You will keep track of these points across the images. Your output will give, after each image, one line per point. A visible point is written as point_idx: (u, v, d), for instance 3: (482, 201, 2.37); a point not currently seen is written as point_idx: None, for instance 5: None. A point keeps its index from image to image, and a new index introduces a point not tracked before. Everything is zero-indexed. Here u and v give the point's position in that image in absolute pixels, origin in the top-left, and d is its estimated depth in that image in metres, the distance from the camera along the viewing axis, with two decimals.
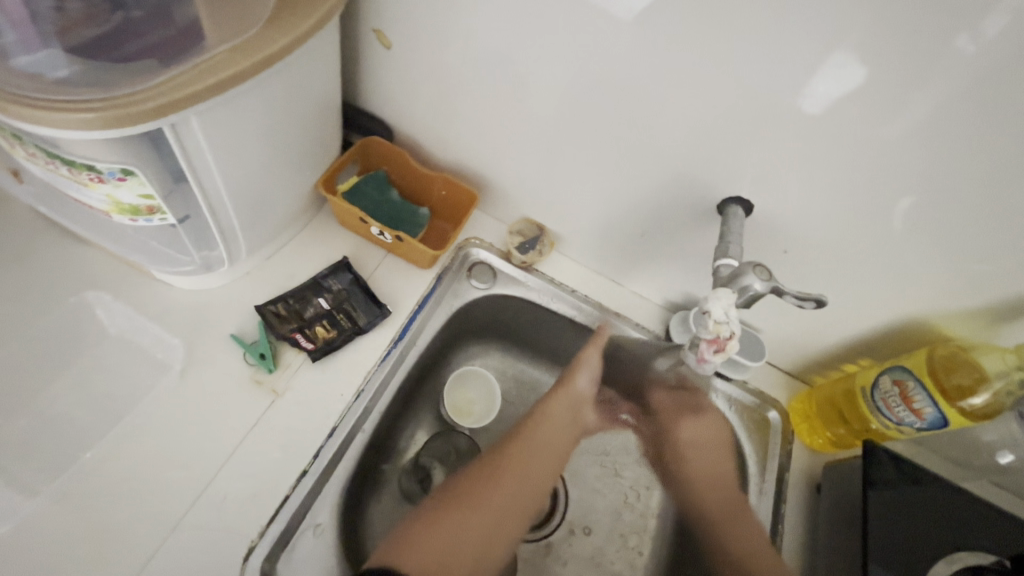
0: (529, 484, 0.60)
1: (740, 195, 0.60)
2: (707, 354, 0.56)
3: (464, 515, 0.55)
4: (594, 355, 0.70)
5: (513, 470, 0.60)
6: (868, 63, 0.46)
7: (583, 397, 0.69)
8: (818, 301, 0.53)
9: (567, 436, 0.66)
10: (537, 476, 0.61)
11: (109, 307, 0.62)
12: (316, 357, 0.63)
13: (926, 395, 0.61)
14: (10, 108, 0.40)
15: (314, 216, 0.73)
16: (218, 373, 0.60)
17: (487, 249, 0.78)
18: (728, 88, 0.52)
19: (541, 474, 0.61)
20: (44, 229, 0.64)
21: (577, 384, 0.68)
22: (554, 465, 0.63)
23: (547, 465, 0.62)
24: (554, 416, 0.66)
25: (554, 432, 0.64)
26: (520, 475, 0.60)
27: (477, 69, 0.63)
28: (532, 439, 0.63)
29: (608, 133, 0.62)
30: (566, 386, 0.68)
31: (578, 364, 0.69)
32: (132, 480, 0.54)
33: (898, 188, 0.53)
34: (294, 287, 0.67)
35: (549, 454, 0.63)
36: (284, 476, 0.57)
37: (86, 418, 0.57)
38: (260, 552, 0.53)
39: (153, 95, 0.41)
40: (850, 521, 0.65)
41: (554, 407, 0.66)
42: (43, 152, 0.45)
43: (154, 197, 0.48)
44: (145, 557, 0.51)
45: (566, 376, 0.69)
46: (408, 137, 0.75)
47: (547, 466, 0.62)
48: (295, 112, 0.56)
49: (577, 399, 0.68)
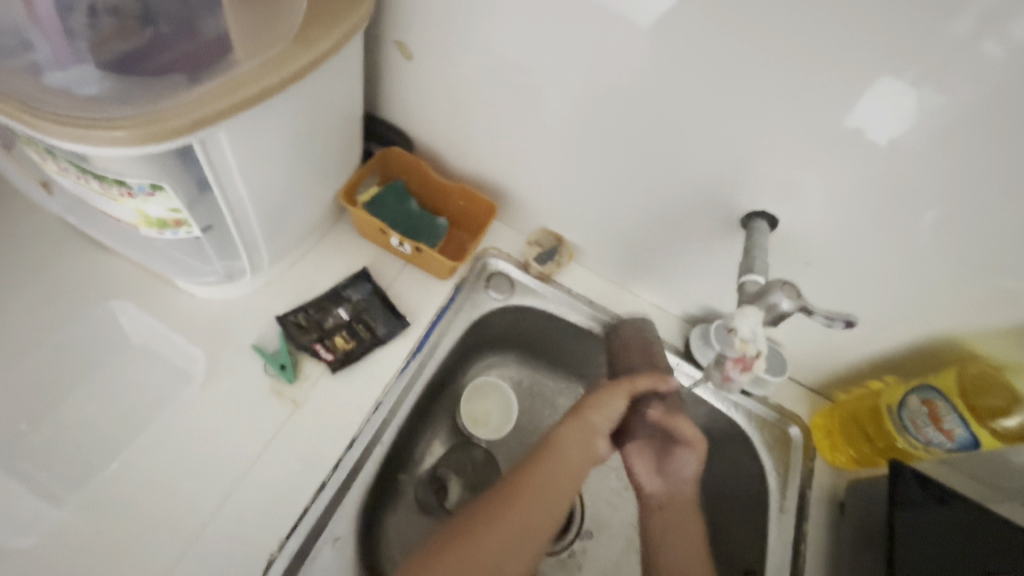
0: (529, 534, 0.52)
1: (764, 209, 0.59)
2: (733, 372, 0.56)
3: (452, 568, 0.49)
4: (617, 389, 0.59)
5: (511, 519, 0.52)
6: (901, 75, 0.45)
7: (597, 435, 0.58)
8: (847, 320, 0.52)
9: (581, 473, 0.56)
10: (540, 520, 0.53)
11: (133, 316, 0.63)
12: (336, 368, 0.63)
13: (956, 415, 0.60)
14: (38, 123, 0.40)
15: (334, 226, 0.73)
16: (239, 383, 0.60)
17: (505, 259, 0.77)
18: (754, 99, 0.51)
19: (550, 515, 0.53)
20: (71, 239, 0.64)
21: (589, 420, 0.58)
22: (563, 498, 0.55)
23: (550, 508, 0.54)
24: (565, 448, 0.56)
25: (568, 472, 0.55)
26: (517, 523, 0.52)
27: (499, 79, 0.62)
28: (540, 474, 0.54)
29: (630, 144, 0.61)
30: (578, 419, 0.58)
31: (594, 399, 0.59)
32: (153, 490, 0.54)
33: (926, 201, 0.52)
34: (314, 298, 0.67)
35: (558, 493, 0.54)
36: (303, 487, 0.57)
37: (109, 427, 0.57)
38: (279, 564, 0.53)
39: (181, 112, 0.41)
40: None
41: (563, 440, 0.56)
42: (74, 166, 0.45)
43: (181, 210, 0.48)
44: (165, 568, 0.51)
45: (580, 408, 0.59)
46: (427, 147, 0.76)
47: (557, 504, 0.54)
48: (317, 123, 0.56)
49: (594, 434, 0.58)
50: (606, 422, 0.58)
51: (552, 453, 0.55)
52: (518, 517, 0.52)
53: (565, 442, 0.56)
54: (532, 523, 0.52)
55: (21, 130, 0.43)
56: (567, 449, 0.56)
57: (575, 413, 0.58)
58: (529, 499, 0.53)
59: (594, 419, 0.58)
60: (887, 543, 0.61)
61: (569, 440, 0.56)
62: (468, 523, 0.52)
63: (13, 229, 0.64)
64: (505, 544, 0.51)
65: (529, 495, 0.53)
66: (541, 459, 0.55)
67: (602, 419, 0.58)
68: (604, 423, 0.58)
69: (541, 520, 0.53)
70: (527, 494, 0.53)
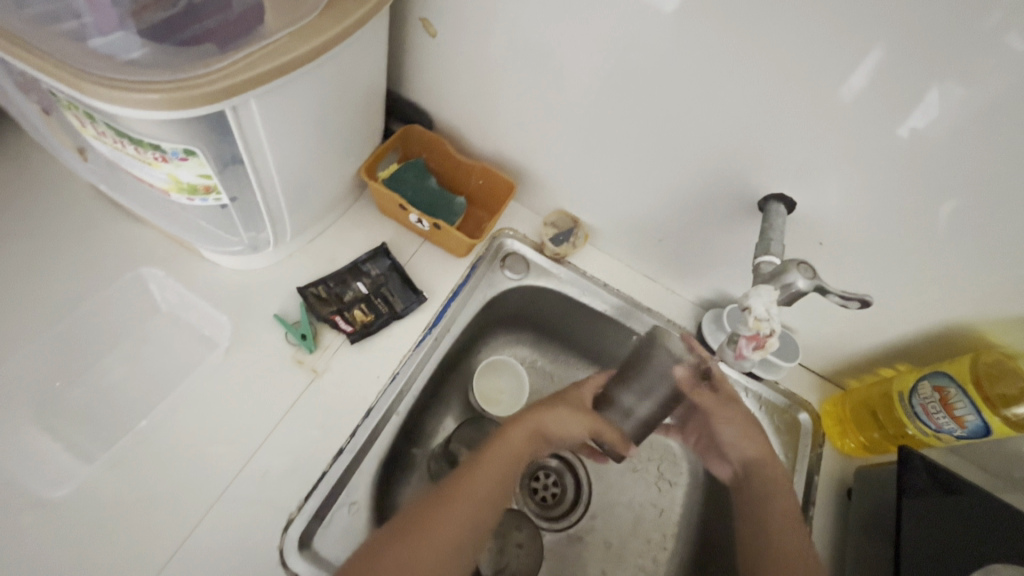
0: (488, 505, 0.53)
1: (782, 193, 0.59)
2: (746, 350, 0.56)
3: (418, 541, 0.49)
4: (580, 411, 0.61)
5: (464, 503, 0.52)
6: (933, 61, 0.44)
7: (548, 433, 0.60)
8: (862, 300, 0.51)
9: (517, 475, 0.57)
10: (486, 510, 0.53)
11: (162, 283, 0.64)
12: (355, 340, 0.64)
13: (968, 402, 0.60)
14: (74, 78, 0.40)
15: (355, 202, 0.74)
16: (263, 350, 0.62)
17: (520, 240, 0.79)
18: (779, 82, 0.51)
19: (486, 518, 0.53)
20: (101, 207, 0.66)
21: (545, 417, 0.60)
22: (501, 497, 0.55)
23: (495, 501, 0.54)
24: (511, 445, 0.57)
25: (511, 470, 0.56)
26: (476, 500, 0.53)
27: (524, 61, 0.63)
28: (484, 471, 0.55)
29: (652, 127, 0.61)
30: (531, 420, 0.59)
31: (554, 408, 0.60)
32: (179, 450, 0.56)
33: (946, 190, 0.51)
34: (334, 271, 0.68)
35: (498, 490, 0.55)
36: (322, 452, 0.59)
37: (137, 389, 0.59)
38: (298, 524, 0.55)
39: (213, 80, 0.42)
40: (881, 528, 0.64)
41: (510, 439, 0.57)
42: (112, 130, 0.46)
43: (212, 176, 0.49)
44: (192, 523, 0.53)
45: (536, 411, 0.60)
46: (448, 127, 0.76)
47: (495, 503, 0.54)
48: (342, 98, 0.57)
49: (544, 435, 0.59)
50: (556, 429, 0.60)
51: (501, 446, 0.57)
52: (478, 489, 0.53)
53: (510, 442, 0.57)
54: (492, 495, 0.54)
55: (62, 93, 0.44)
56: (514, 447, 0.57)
57: (529, 415, 0.60)
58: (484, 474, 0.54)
59: (551, 424, 0.60)
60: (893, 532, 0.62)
61: (519, 434, 0.58)
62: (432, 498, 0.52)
63: (45, 196, 0.65)
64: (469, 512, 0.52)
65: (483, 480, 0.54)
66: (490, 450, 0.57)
67: (555, 425, 0.60)
68: (556, 428, 0.60)
69: (479, 517, 0.52)
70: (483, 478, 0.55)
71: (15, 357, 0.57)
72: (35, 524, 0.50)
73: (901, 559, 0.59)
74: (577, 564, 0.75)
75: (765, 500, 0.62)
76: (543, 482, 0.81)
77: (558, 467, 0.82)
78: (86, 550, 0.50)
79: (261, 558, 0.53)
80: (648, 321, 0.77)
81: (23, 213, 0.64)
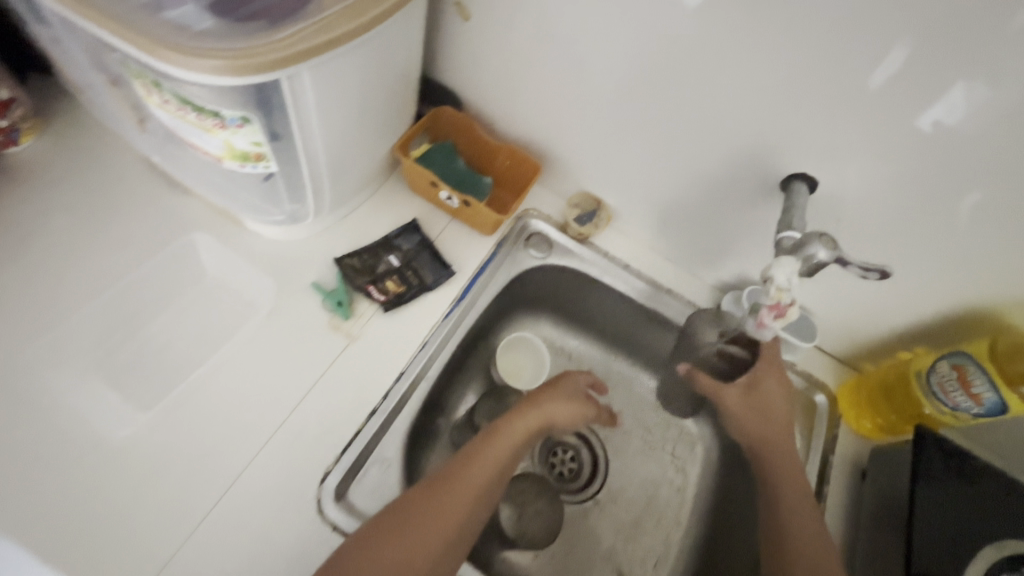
0: (496, 490, 0.59)
1: (804, 171, 0.60)
2: (767, 319, 0.58)
3: (433, 516, 0.54)
4: (583, 403, 0.69)
5: (465, 486, 0.57)
6: (964, 49, 0.45)
7: (552, 422, 0.67)
8: (882, 271, 0.53)
9: (516, 459, 0.63)
10: (486, 492, 0.59)
11: (210, 249, 0.68)
12: (388, 308, 0.68)
13: (986, 379, 0.61)
14: (148, 44, 0.44)
15: (387, 180, 0.77)
16: (301, 315, 0.66)
17: (544, 221, 0.80)
18: (808, 65, 0.52)
19: (484, 499, 0.58)
20: (153, 177, 0.70)
21: (548, 407, 0.67)
22: (499, 479, 0.60)
23: (493, 483, 0.60)
24: (513, 432, 0.63)
25: (511, 453, 0.62)
26: (477, 483, 0.58)
27: (555, 47, 0.65)
28: (486, 453, 0.61)
29: (679, 110, 0.63)
30: (532, 409, 0.66)
31: (563, 402, 0.68)
32: (225, 404, 0.59)
33: (971, 179, 0.53)
34: (368, 244, 0.72)
35: (498, 474, 0.60)
36: (357, 412, 0.62)
37: (185, 346, 0.63)
38: (334, 476, 0.58)
39: (273, 47, 0.45)
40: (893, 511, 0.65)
41: (511, 427, 0.64)
42: (176, 98, 0.49)
43: (263, 143, 0.53)
44: (237, 470, 0.57)
45: (546, 405, 0.67)
46: (477, 109, 0.79)
47: (494, 485, 0.60)
48: (382, 77, 0.59)
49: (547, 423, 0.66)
50: (560, 418, 0.67)
51: (509, 434, 0.63)
52: (479, 475, 0.59)
53: (511, 429, 0.64)
54: (491, 479, 0.60)
55: (134, 62, 0.47)
56: (514, 434, 0.64)
57: (541, 408, 0.66)
58: (495, 460, 0.61)
59: (558, 416, 0.67)
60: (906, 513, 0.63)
61: (531, 425, 0.65)
62: (447, 476, 0.57)
63: (100, 166, 0.69)
64: (479, 495, 0.58)
65: (484, 462, 0.60)
66: (492, 437, 0.62)
67: (562, 418, 0.67)
68: (563, 421, 0.68)
69: (482, 497, 0.58)
70: (484, 462, 0.60)
71: (77, 313, 0.61)
72: (97, 463, 0.55)
73: (913, 540, 0.60)
74: (592, 538, 0.77)
75: (779, 489, 0.64)
76: (560, 457, 0.83)
77: (575, 443, 0.84)
78: (144, 488, 0.54)
79: (300, 506, 0.56)
80: (670, 302, 0.79)
81: (81, 180, 0.68)
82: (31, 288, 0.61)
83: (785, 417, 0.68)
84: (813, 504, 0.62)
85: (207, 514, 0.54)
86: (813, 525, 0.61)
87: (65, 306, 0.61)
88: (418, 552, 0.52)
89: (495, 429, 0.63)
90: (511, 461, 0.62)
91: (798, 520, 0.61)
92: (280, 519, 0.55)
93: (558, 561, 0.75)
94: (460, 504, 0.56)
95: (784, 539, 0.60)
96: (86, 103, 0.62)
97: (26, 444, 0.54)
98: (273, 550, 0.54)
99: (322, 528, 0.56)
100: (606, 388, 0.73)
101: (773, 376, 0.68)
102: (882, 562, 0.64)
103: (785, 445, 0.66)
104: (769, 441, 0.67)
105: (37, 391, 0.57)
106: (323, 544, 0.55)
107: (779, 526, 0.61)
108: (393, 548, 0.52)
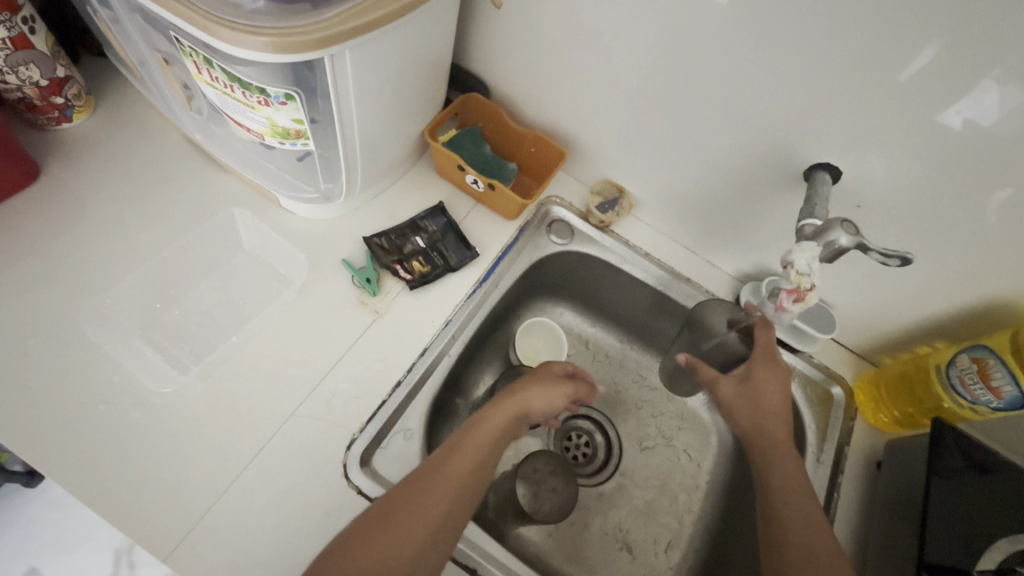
0: (480, 481, 0.57)
1: (826, 161, 0.60)
2: (787, 303, 0.60)
3: (415, 510, 0.53)
4: (561, 384, 0.67)
5: (451, 475, 0.55)
6: (992, 44, 0.46)
7: (532, 410, 0.65)
8: (903, 258, 0.53)
9: (502, 447, 0.61)
10: (474, 481, 0.57)
11: (246, 224, 0.72)
12: (414, 286, 0.69)
13: (1006, 373, 0.60)
14: (205, 22, 0.47)
15: (415, 164, 0.79)
16: (332, 290, 0.68)
17: (566, 208, 0.82)
18: (835, 57, 0.53)
19: (473, 487, 0.56)
20: (193, 155, 0.73)
21: (527, 396, 0.65)
22: (487, 467, 0.58)
23: (481, 472, 0.58)
24: (494, 421, 0.61)
25: (495, 441, 0.60)
26: (466, 472, 0.56)
27: (584, 39, 0.66)
28: (470, 444, 0.58)
29: (704, 102, 0.63)
30: (513, 398, 0.64)
31: (540, 386, 0.66)
32: (258, 371, 0.62)
33: (998, 177, 0.53)
34: (396, 225, 0.74)
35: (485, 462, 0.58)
36: (382, 385, 0.64)
37: (227, 314, 0.67)
38: (359, 444, 0.61)
39: (317, 28, 0.47)
40: (906, 504, 0.65)
41: (493, 417, 0.62)
42: (226, 75, 0.52)
43: (303, 122, 0.56)
44: (270, 432, 0.60)
45: (522, 391, 0.65)
46: (505, 98, 0.80)
47: (483, 474, 0.58)
48: (415, 62, 0.61)
49: (527, 411, 0.64)
50: (540, 406, 0.65)
51: (488, 423, 0.61)
52: (465, 465, 0.57)
53: (493, 419, 0.62)
54: (479, 469, 0.58)
55: (191, 40, 0.51)
56: (495, 422, 0.61)
57: (518, 393, 0.64)
58: (476, 451, 0.58)
59: (535, 400, 0.65)
60: (919, 510, 0.63)
61: (508, 413, 0.63)
62: (427, 471, 0.55)
63: (144, 142, 0.73)
64: (462, 488, 0.55)
65: (468, 451, 0.58)
66: (474, 428, 0.60)
67: (540, 401, 0.65)
68: (541, 404, 0.65)
69: (469, 487, 0.56)
70: (469, 453, 0.58)
71: (122, 278, 0.65)
72: (142, 419, 0.58)
73: (926, 535, 0.60)
74: (605, 519, 0.78)
75: (773, 489, 0.60)
76: (575, 441, 0.84)
77: (587, 427, 0.85)
78: (184, 442, 0.58)
79: (327, 468, 0.59)
80: (689, 291, 0.80)
81: (129, 155, 0.72)
82: (81, 254, 0.65)
83: (780, 408, 0.65)
84: (813, 504, 0.58)
85: (242, 470, 0.58)
86: (818, 523, 0.57)
87: (115, 272, 0.65)
88: (400, 545, 0.51)
89: (478, 420, 0.61)
90: (497, 448, 0.60)
91: (800, 517, 0.57)
92: (309, 479, 0.58)
93: (571, 540, 0.76)
94: (439, 499, 0.54)
95: (781, 520, 0.58)
96: (141, 85, 0.67)
97: (79, 396, 0.58)
98: (301, 506, 0.57)
99: (347, 492, 0.58)
100: (584, 371, 0.71)
101: (766, 365, 0.66)
102: (894, 558, 0.64)
103: (778, 432, 0.64)
104: (759, 429, 0.64)
105: (86, 351, 0.61)
106: (349, 506, 0.58)
107: (777, 512, 0.58)
108: (382, 541, 0.51)
